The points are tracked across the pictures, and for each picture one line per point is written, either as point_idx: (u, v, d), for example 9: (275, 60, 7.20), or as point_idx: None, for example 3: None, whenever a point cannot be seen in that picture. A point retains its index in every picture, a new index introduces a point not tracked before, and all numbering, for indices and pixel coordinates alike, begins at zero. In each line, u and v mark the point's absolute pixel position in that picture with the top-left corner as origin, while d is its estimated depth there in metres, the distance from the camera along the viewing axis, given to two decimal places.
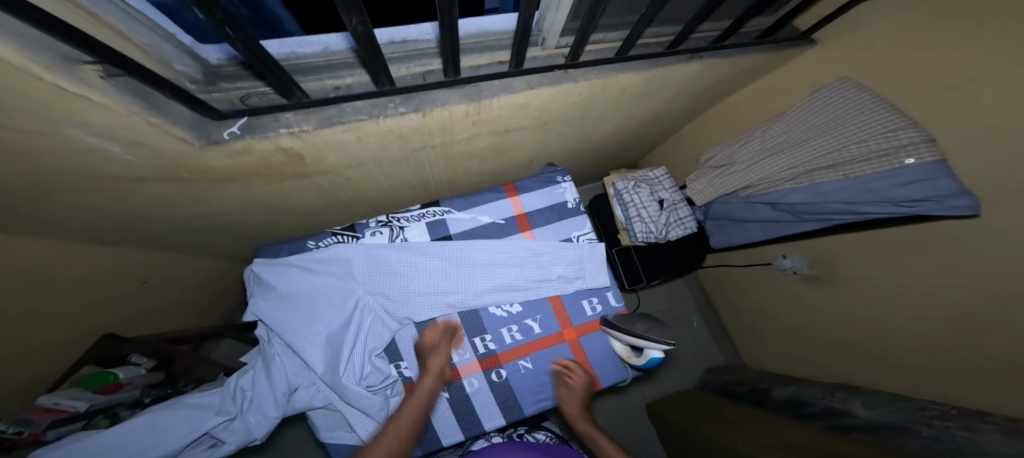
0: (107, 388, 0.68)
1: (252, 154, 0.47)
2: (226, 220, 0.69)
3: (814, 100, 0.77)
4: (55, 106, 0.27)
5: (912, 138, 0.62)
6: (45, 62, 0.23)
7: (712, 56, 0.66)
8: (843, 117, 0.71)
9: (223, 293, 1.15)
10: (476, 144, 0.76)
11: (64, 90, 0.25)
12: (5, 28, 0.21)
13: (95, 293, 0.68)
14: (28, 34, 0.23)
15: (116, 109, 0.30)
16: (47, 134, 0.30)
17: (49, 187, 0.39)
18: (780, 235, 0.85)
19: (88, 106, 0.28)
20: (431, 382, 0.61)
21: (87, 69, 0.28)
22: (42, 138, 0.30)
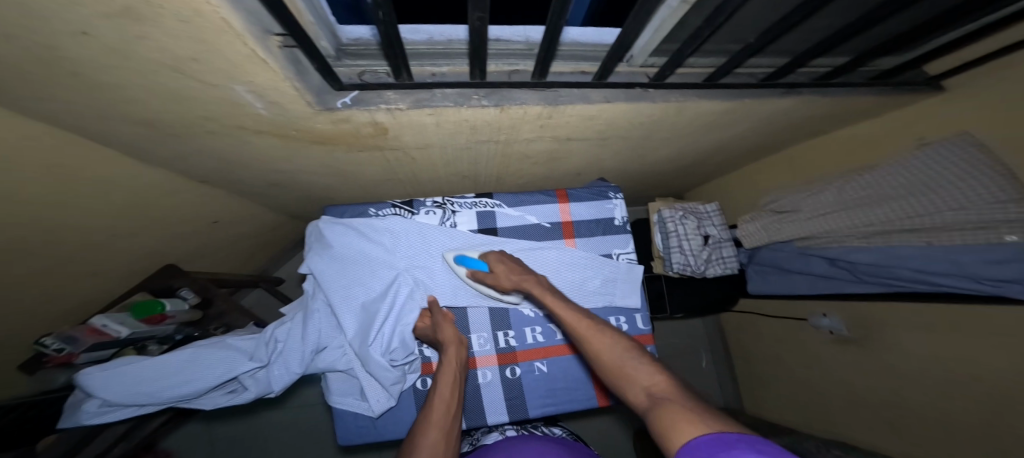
0: (152, 318, 0.75)
1: (350, 123, 0.51)
2: (297, 178, 0.73)
3: (909, 161, 0.73)
4: (240, 64, 0.31)
5: (1021, 214, 0.55)
6: (254, 31, 0.28)
7: (810, 94, 0.65)
8: (938, 183, 0.67)
9: (267, 246, 1.21)
10: (534, 146, 0.78)
11: (257, 55, 0.30)
12: (241, 5, 0.26)
13: (174, 224, 0.74)
14: (252, 9, 0.27)
15: (279, 75, 0.35)
16: (217, 85, 0.35)
17: (177, 124, 0.44)
18: (830, 293, 0.83)
19: (262, 71, 0.34)
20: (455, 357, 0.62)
21: (273, 40, 0.32)
22: (212, 87, 0.35)
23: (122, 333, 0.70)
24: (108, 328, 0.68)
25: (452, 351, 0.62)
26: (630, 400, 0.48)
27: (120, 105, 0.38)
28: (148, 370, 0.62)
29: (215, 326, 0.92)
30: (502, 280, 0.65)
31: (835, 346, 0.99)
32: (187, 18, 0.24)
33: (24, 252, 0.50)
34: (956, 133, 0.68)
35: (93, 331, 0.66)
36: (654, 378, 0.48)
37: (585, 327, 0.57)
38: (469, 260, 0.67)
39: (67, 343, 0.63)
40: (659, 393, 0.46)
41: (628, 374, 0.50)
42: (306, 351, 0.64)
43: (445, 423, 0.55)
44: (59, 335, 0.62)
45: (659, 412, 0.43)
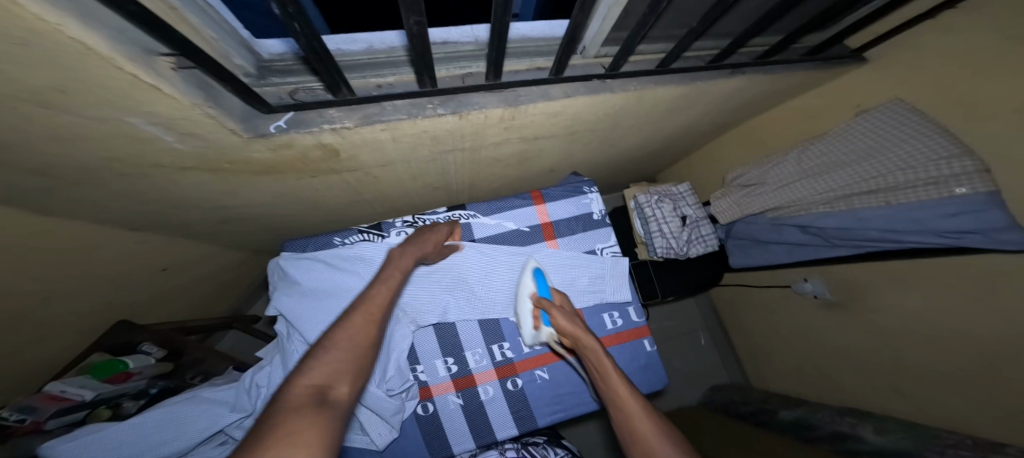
0: (116, 377, 0.68)
1: (293, 148, 0.47)
2: (249, 211, 0.68)
3: (855, 124, 0.75)
4: (123, 91, 0.28)
5: (965, 167, 0.59)
6: (129, 52, 0.25)
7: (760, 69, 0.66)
8: (887, 142, 0.69)
9: (235, 285, 1.13)
10: (503, 149, 0.76)
11: (140, 80, 0.27)
12: (100, 23, 0.23)
13: (113, 278, 0.67)
14: (121, 29, 0.25)
15: (184, 102, 0.31)
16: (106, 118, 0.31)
17: (81, 168, 0.39)
18: (806, 259, 0.83)
19: (161, 99, 0.30)
20: (405, 261, 0.54)
21: (159, 61, 0.29)
22: (102, 121, 0.31)
23: (86, 395, 0.63)
24: (69, 392, 0.61)
25: (401, 260, 0.53)
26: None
27: (13, 160, 0.34)
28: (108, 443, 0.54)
29: (193, 375, 0.83)
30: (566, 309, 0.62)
31: (823, 309, 1.02)
32: (23, 42, 0.20)
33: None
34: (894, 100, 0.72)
35: (51, 397, 0.59)
36: None
37: (622, 389, 0.52)
38: (541, 283, 0.65)
39: (26, 413, 0.56)
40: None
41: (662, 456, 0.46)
42: None
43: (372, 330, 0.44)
44: (15, 406, 0.55)
45: None
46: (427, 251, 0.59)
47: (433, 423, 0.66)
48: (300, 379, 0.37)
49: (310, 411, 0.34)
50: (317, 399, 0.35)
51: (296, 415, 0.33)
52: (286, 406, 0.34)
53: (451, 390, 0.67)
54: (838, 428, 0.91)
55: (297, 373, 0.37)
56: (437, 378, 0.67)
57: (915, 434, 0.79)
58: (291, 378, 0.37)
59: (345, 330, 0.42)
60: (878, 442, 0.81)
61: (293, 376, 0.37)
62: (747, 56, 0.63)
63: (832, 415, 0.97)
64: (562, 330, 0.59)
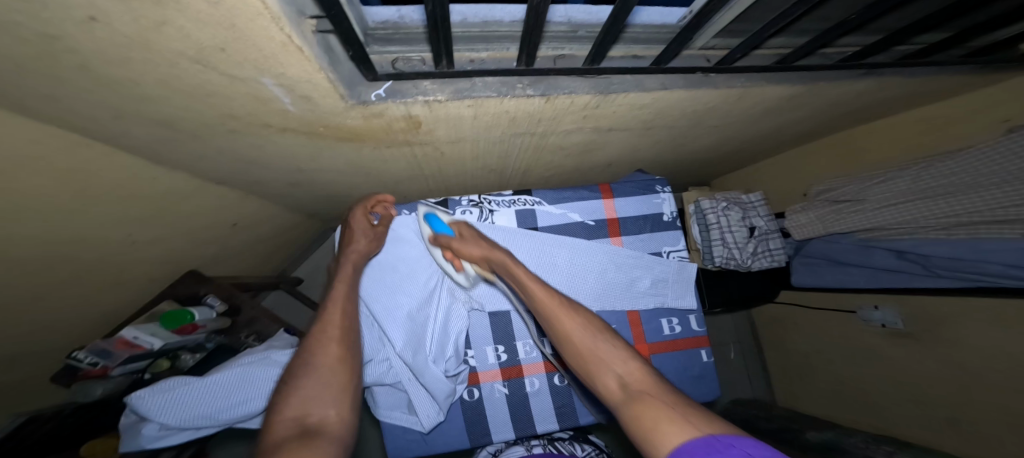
0: (184, 329, 0.74)
1: (383, 118, 0.47)
2: (319, 177, 0.69)
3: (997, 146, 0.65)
4: (272, 54, 0.27)
5: None
6: (287, 11, 0.23)
7: (884, 75, 0.58)
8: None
9: (286, 246, 1.19)
10: (571, 137, 0.73)
11: (292, 42, 0.25)
12: None
13: (193, 231, 0.71)
14: None
15: (313, 64, 0.30)
16: (239, 78, 0.30)
17: (192, 124, 0.40)
18: (895, 287, 0.76)
19: (298, 61, 0.29)
20: (347, 267, 0.57)
21: (307, 24, 0.27)
22: (235, 81, 0.31)
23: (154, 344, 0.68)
24: (140, 340, 0.66)
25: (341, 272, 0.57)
26: (599, 389, 0.48)
27: (138, 102, 0.34)
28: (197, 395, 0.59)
29: (246, 334, 0.91)
30: (468, 244, 0.59)
31: (889, 343, 0.94)
32: None
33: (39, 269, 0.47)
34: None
35: (126, 343, 0.65)
36: (628, 366, 0.47)
37: (557, 307, 0.53)
38: (435, 222, 0.62)
39: (103, 356, 0.63)
40: (629, 379, 0.46)
41: (598, 359, 0.49)
42: None
43: (310, 369, 0.49)
44: (93, 349, 0.62)
45: (635, 407, 0.42)
46: (367, 251, 0.60)
47: (477, 408, 0.67)
48: (280, 417, 0.45)
49: (295, 438, 0.41)
50: (302, 428, 0.42)
51: (281, 447, 0.39)
52: (272, 440, 0.41)
53: (497, 378, 0.67)
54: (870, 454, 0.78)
55: (275, 413, 0.45)
56: (486, 365, 0.67)
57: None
58: (273, 417, 0.45)
59: (313, 361, 0.50)
60: None
61: (271, 417, 0.44)
62: (883, 56, 0.55)
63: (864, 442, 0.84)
64: (469, 257, 0.60)
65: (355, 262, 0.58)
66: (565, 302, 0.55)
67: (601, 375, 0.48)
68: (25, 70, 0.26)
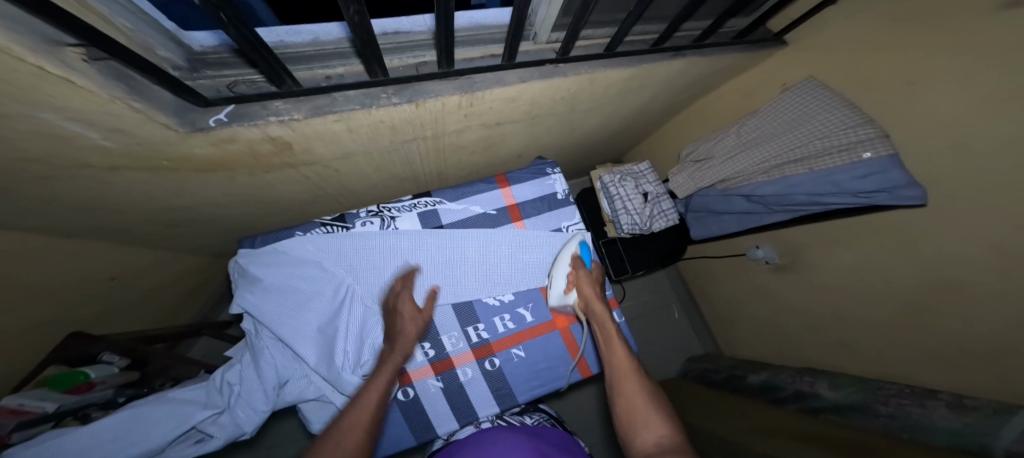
0: (77, 388, 0.66)
1: (237, 143, 0.46)
2: (203, 212, 0.66)
3: (780, 101, 0.84)
4: (34, 87, 0.26)
5: (868, 135, 0.69)
6: (24, 42, 0.23)
7: (695, 54, 0.70)
8: (804, 115, 0.79)
9: (201, 290, 1.10)
10: (466, 136, 0.77)
11: (44, 70, 0.25)
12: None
13: (61, 289, 0.64)
14: (9, 14, 0.22)
15: (100, 94, 0.30)
16: (18, 118, 0.29)
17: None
18: (754, 226, 0.92)
19: (71, 91, 0.28)
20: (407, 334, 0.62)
21: (69, 53, 0.26)
22: (14, 121, 0.29)
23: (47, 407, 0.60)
24: (28, 405, 0.58)
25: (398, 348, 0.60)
26: (633, 442, 0.52)
27: None
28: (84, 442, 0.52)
29: (161, 382, 0.86)
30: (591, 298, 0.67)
31: (775, 272, 1.12)
32: None
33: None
34: (806, 78, 0.81)
35: (10, 412, 0.56)
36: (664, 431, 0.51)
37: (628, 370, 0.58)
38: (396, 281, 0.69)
39: None
40: (667, 444, 0.49)
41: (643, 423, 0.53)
42: (267, 388, 0.60)
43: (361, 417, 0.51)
44: None
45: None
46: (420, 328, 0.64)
47: (415, 407, 0.69)
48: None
49: None
50: None
51: None
52: None
53: (429, 374, 0.70)
54: (800, 387, 0.96)
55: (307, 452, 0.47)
56: (415, 364, 0.70)
57: (864, 385, 0.85)
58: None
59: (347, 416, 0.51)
60: (834, 398, 0.87)
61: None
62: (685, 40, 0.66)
63: (791, 375, 1.02)
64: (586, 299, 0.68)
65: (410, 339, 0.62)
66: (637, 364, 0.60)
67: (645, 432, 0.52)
68: None
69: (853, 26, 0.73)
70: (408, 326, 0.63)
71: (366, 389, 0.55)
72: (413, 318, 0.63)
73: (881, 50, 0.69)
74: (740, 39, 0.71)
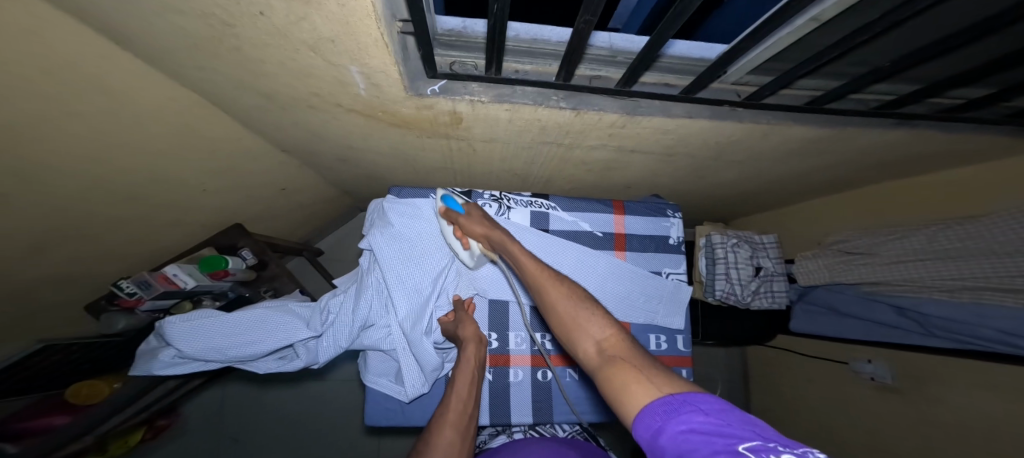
0: (215, 274, 0.79)
1: (432, 110, 0.52)
2: (360, 157, 0.75)
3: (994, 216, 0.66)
4: (368, 47, 0.33)
5: None
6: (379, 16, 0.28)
7: (931, 125, 0.57)
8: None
9: (320, 219, 1.26)
10: (596, 154, 0.77)
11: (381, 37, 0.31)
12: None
13: (250, 189, 0.78)
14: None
15: (390, 58, 0.36)
16: (336, 66, 0.36)
17: (284, 99, 0.46)
18: (889, 341, 0.82)
19: (383, 55, 0.35)
20: (468, 370, 0.63)
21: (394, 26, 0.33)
22: (332, 68, 0.37)
23: (188, 284, 0.72)
24: (176, 278, 0.70)
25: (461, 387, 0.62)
26: (581, 356, 0.47)
27: (236, 77, 0.40)
28: (218, 327, 0.64)
29: (264, 289, 0.94)
30: (474, 229, 0.62)
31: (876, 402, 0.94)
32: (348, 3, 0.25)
33: (136, 201, 0.54)
34: None
35: (164, 279, 0.69)
36: (606, 331, 0.47)
37: (544, 278, 0.53)
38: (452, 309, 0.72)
39: (140, 289, 0.67)
40: (608, 347, 0.45)
41: (582, 326, 0.48)
42: (355, 325, 0.66)
43: (458, 430, 0.58)
44: (135, 280, 0.66)
45: (610, 372, 0.41)
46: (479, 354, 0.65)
47: None
48: None
49: None
50: None
51: None
52: None
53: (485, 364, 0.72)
54: None
55: None
56: None
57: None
58: None
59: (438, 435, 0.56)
60: None
61: None
62: (922, 107, 0.54)
63: None
64: (475, 234, 0.62)
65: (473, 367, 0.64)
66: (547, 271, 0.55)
67: (581, 342, 0.47)
68: (183, 48, 0.33)
69: None
70: (473, 349, 0.65)
71: (449, 411, 0.59)
72: (473, 337, 0.65)
73: None
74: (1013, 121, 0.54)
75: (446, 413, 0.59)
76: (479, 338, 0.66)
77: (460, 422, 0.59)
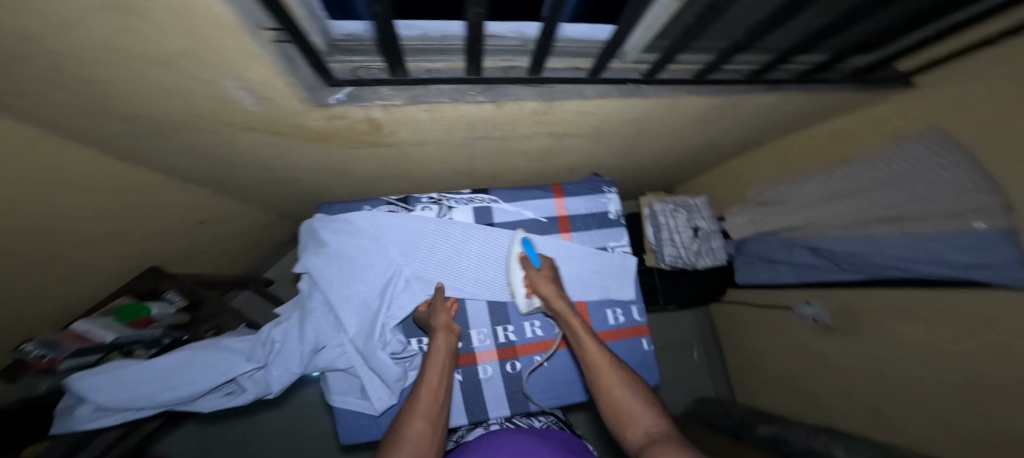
0: (138, 322, 0.76)
1: (345, 120, 0.50)
2: (285, 176, 0.72)
3: (874, 154, 0.78)
4: (234, 62, 0.31)
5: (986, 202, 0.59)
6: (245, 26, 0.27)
7: (795, 90, 0.67)
8: (904, 173, 0.72)
9: (261, 244, 1.19)
10: (530, 142, 0.79)
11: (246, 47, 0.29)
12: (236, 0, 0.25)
13: (166, 226, 0.72)
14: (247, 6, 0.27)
15: (271, 69, 0.34)
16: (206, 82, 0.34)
17: (163, 122, 0.43)
18: (818, 281, 0.88)
19: (258, 67, 0.33)
20: (438, 359, 0.62)
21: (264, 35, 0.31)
22: (203, 84, 0.34)
23: (106, 337, 0.69)
24: (91, 333, 0.66)
25: (432, 377, 0.59)
26: (627, 439, 0.52)
27: (91, 103, 0.36)
28: (140, 373, 0.59)
29: (205, 329, 0.95)
30: (538, 286, 0.66)
31: (817, 334, 1.05)
32: (180, 14, 0.23)
33: (14, 257, 0.48)
34: (928, 128, 0.69)
35: (76, 336, 0.64)
36: (652, 419, 0.51)
37: (600, 357, 0.59)
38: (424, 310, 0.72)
39: (52, 349, 0.61)
40: (655, 431, 0.50)
41: (630, 411, 0.53)
42: (305, 351, 0.63)
43: (432, 417, 0.55)
44: (42, 342, 0.60)
45: (653, 448, 0.46)
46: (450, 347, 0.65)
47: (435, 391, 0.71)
48: None
49: None
50: None
51: None
52: None
53: None
54: (813, 444, 0.92)
55: None
56: None
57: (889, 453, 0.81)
58: None
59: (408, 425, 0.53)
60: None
61: None
62: (784, 73, 0.64)
63: (808, 431, 0.97)
64: (540, 292, 0.66)
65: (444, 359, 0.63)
66: (613, 355, 0.60)
67: (628, 424, 0.52)
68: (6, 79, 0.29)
69: None
70: (444, 340, 0.64)
71: (420, 402, 0.56)
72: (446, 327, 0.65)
73: None
74: (854, 77, 0.68)
75: (417, 406, 0.55)
76: (451, 330, 0.66)
77: (433, 415, 0.55)
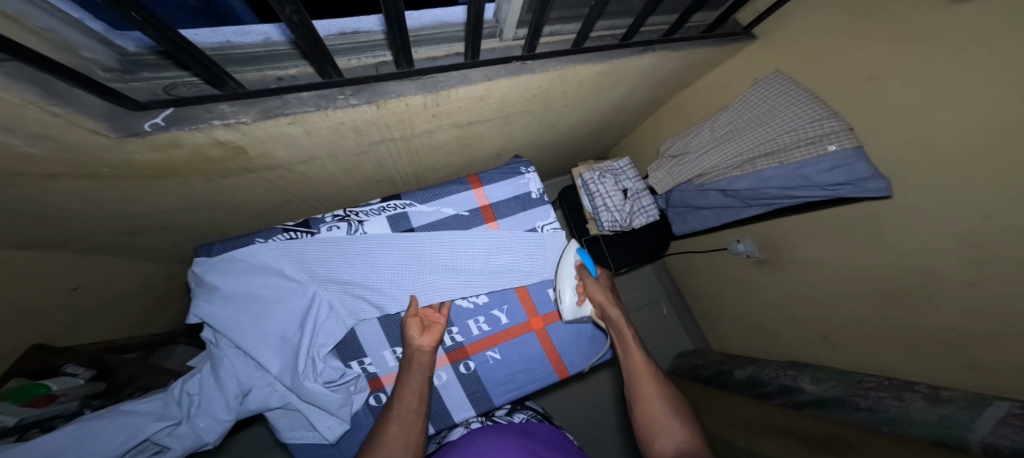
0: (38, 400, 0.61)
1: (182, 147, 0.44)
2: (161, 220, 0.64)
3: (752, 93, 0.85)
4: None
5: (834, 127, 0.70)
6: None
7: (665, 48, 0.70)
8: (773, 109, 0.80)
9: (177, 296, 1.08)
10: (437, 137, 0.75)
11: None
12: None
13: (27, 302, 0.63)
14: None
15: (11, 98, 0.28)
16: None
17: None
18: (731, 220, 0.94)
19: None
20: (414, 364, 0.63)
21: None
22: None
23: (9, 420, 0.55)
24: None
25: (412, 384, 0.60)
26: (654, 449, 0.57)
27: None
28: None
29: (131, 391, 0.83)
30: (595, 293, 0.71)
31: (754, 266, 1.13)
32: None
33: None
34: (773, 72, 0.82)
35: None
36: (683, 436, 0.56)
37: (644, 371, 0.64)
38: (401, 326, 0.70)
39: None
40: (686, 448, 0.54)
41: (662, 426, 0.58)
42: (229, 397, 0.59)
43: (407, 420, 0.56)
44: None
45: None
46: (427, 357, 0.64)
47: None
48: None
49: None
50: None
51: None
52: None
53: None
54: (783, 381, 0.97)
55: None
56: (386, 368, 0.67)
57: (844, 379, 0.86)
58: None
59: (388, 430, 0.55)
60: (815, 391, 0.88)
61: None
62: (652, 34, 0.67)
63: (776, 369, 1.03)
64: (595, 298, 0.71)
65: (421, 369, 0.63)
66: (658, 370, 0.65)
67: (659, 434, 0.57)
68: None
69: (809, 25, 0.75)
70: (417, 354, 0.64)
71: (394, 411, 0.57)
72: (424, 338, 0.65)
73: (847, 43, 0.69)
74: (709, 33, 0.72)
75: (391, 413, 0.57)
76: (426, 344, 0.65)
77: (409, 420, 0.56)
